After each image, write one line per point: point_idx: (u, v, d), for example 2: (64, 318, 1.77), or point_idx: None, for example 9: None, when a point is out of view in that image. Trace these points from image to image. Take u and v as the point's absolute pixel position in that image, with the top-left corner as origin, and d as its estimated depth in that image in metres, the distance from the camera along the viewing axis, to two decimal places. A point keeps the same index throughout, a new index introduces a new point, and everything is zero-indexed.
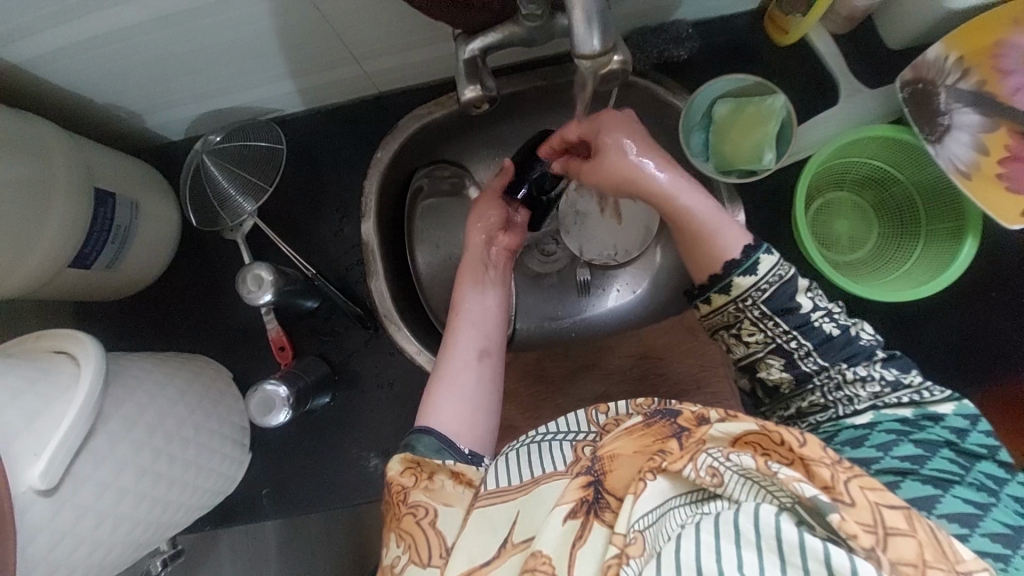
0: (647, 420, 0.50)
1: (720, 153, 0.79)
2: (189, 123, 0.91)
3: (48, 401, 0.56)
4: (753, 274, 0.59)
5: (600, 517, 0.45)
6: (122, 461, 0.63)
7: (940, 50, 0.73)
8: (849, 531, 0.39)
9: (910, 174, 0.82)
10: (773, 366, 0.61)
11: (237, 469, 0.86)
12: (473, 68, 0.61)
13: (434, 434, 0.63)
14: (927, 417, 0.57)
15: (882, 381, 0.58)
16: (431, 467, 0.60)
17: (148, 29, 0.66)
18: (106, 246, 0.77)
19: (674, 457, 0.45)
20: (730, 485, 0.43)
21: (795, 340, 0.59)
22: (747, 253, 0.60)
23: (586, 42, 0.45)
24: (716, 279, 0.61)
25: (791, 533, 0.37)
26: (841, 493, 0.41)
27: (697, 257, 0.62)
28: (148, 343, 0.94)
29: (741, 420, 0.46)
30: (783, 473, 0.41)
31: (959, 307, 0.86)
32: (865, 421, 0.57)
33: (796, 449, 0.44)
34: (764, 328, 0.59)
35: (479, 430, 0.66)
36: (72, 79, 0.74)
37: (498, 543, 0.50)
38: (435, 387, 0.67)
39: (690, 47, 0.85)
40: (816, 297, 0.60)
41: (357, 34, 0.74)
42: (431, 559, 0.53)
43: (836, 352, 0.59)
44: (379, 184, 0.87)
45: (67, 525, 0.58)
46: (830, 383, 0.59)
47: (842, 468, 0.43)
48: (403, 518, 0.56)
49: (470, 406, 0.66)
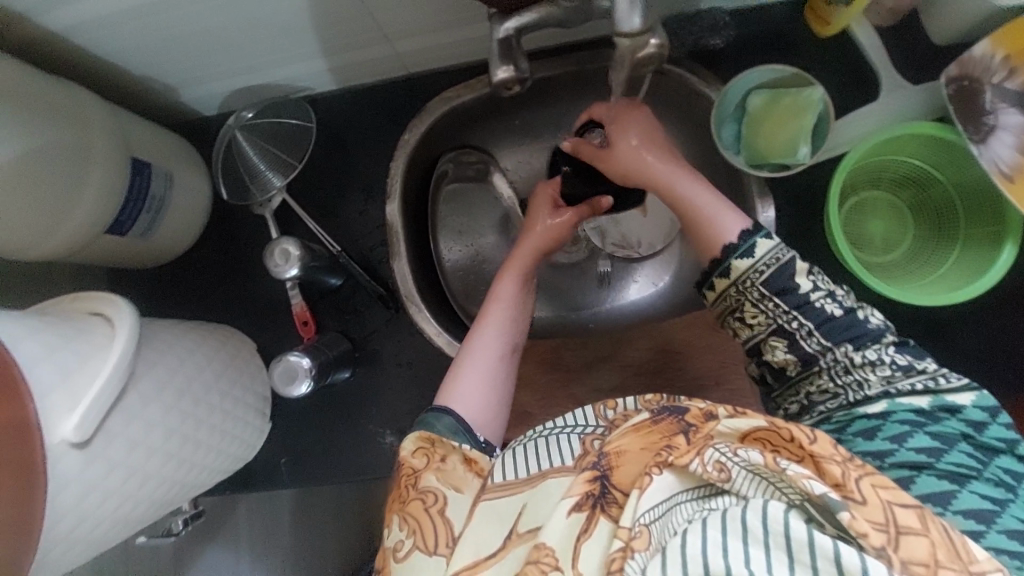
0: (654, 417, 0.50)
1: (752, 146, 0.77)
2: (223, 98, 0.93)
3: (83, 359, 0.59)
4: (751, 256, 0.60)
5: (607, 512, 0.45)
6: (151, 420, 0.66)
7: (986, 49, 0.71)
8: (859, 530, 0.39)
9: (951, 173, 0.79)
10: (778, 348, 0.60)
11: (257, 436, 0.88)
12: (507, 49, 0.61)
13: (452, 415, 0.64)
14: (945, 408, 0.56)
15: (894, 364, 0.57)
16: (444, 449, 0.61)
17: (189, 1, 0.67)
18: (141, 215, 0.79)
19: (680, 451, 0.44)
20: (739, 481, 0.42)
21: (796, 321, 0.59)
22: (745, 236, 0.61)
23: (627, 19, 0.44)
24: (716, 262, 0.62)
25: (801, 531, 0.37)
26: (852, 491, 0.41)
27: (698, 241, 0.64)
28: (176, 312, 0.97)
29: (749, 417, 0.47)
30: (792, 470, 0.40)
31: (993, 313, 0.83)
32: (878, 410, 0.56)
33: (806, 445, 0.44)
34: (765, 309, 0.60)
35: (496, 422, 0.67)
36: (114, 50, 0.76)
37: (503, 537, 0.49)
38: (457, 372, 0.68)
39: (726, 36, 0.83)
40: (817, 278, 0.59)
41: (391, 13, 0.74)
42: (438, 547, 0.52)
43: (840, 333, 0.58)
44: (406, 165, 0.88)
45: (96, 479, 0.60)
46: (838, 366, 0.58)
47: (853, 465, 0.43)
48: (411, 502, 0.56)
49: (489, 394, 0.67)
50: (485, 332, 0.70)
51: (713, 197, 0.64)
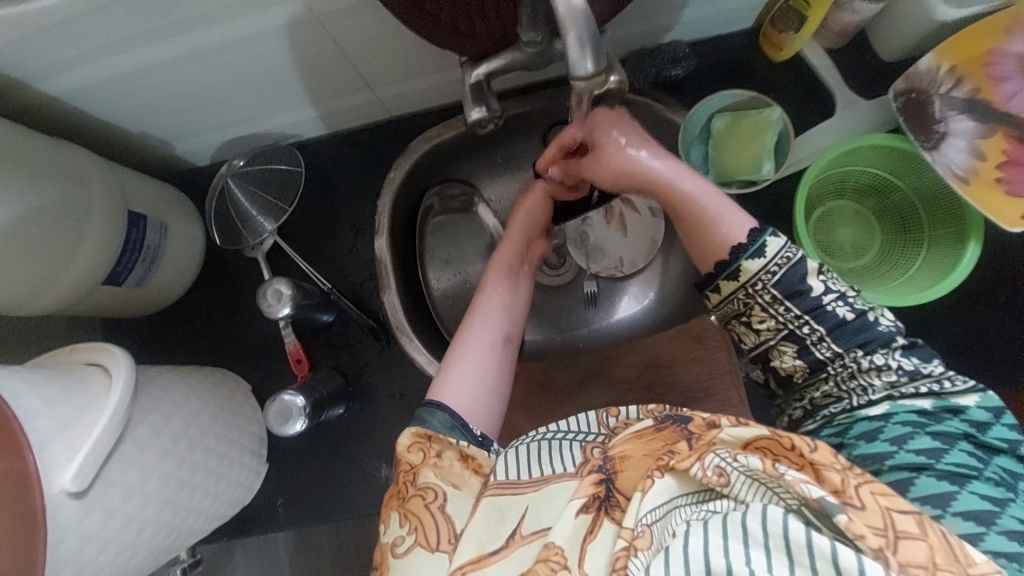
0: (656, 425, 0.51)
1: (720, 165, 0.81)
2: (215, 148, 0.97)
3: (82, 410, 0.60)
4: (761, 257, 0.59)
5: (611, 514, 0.45)
6: (148, 466, 0.66)
7: (932, 61, 0.76)
8: (856, 532, 0.40)
9: (909, 180, 0.83)
10: (786, 353, 0.61)
11: (254, 479, 0.89)
12: (479, 92, 0.65)
13: (448, 411, 0.64)
14: (948, 409, 0.57)
15: (900, 370, 0.58)
16: (441, 444, 0.61)
17: (180, 64, 0.72)
18: (137, 264, 0.82)
19: (682, 455, 0.45)
20: (737, 485, 0.44)
21: (808, 326, 0.59)
22: (754, 236, 0.60)
23: (580, 64, 0.48)
24: (724, 266, 0.62)
25: (800, 532, 0.38)
26: (851, 497, 0.42)
27: (704, 238, 0.63)
28: (172, 357, 0.98)
29: (751, 426, 0.48)
30: (790, 476, 0.42)
31: (967, 310, 0.86)
32: (878, 412, 0.58)
33: (806, 454, 0.45)
34: (774, 314, 0.60)
35: (494, 412, 0.67)
36: (110, 110, 0.80)
37: (507, 536, 0.50)
38: (451, 367, 0.68)
39: (685, 66, 0.87)
40: (829, 279, 0.59)
41: (371, 62, 0.79)
42: (440, 544, 0.53)
43: (850, 339, 0.58)
44: (393, 202, 0.91)
45: (95, 528, 0.61)
46: (844, 373, 0.59)
47: (854, 474, 0.44)
48: (411, 499, 0.56)
49: (484, 384, 0.67)
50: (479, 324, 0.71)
51: (715, 193, 0.64)
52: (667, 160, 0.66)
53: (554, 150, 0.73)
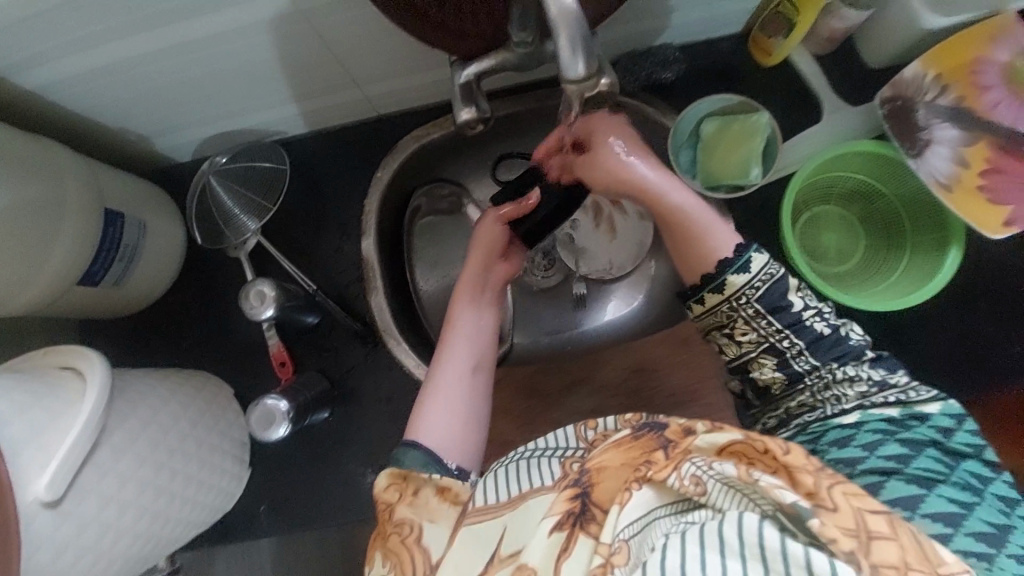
0: (634, 433, 0.51)
1: (708, 169, 0.81)
2: (197, 145, 0.95)
3: (55, 415, 0.58)
4: (746, 272, 0.60)
5: (587, 529, 0.45)
6: (125, 473, 0.64)
7: (917, 69, 0.77)
8: (829, 536, 0.39)
9: (894, 186, 0.84)
10: (766, 365, 0.62)
11: (236, 485, 0.87)
12: (468, 93, 0.64)
13: (423, 448, 0.63)
14: (914, 416, 0.58)
15: (869, 380, 0.60)
16: (416, 482, 0.61)
17: (161, 57, 0.70)
18: (113, 263, 0.79)
19: (659, 466, 0.46)
20: (714, 494, 0.43)
21: (788, 339, 0.60)
22: (740, 251, 0.61)
23: (571, 67, 0.47)
24: (710, 279, 0.62)
25: (773, 539, 0.38)
26: (823, 498, 0.42)
27: (691, 254, 0.64)
28: (150, 359, 0.96)
29: (727, 430, 0.48)
30: (764, 481, 0.41)
31: (948, 314, 0.87)
32: (851, 421, 0.58)
33: (780, 456, 0.45)
34: (757, 327, 0.61)
35: (471, 443, 0.67)
36: (86, 104, 0.77)
37: (487, 559, 0.49)
38: (427, 402, 0.67)
39: (676, 70, 0.87)
40: (806, 296, 0.61)
41: (359, 59, 0.77)
42: (416, 574, 0.54)
43: (827, 351, 0.60)
44: (380, 202, 0.90)
45: (68, 538, 0.59)
46: (820, 383, 0.61)
47: (825, 474, 0.44)
48: (389, 536, 0.57)
49: (461, 416, 0.67)
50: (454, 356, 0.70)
51: (705, 209, 0.65)
52: (660, 173, 0.66)
53: (553, 145, 0.71)
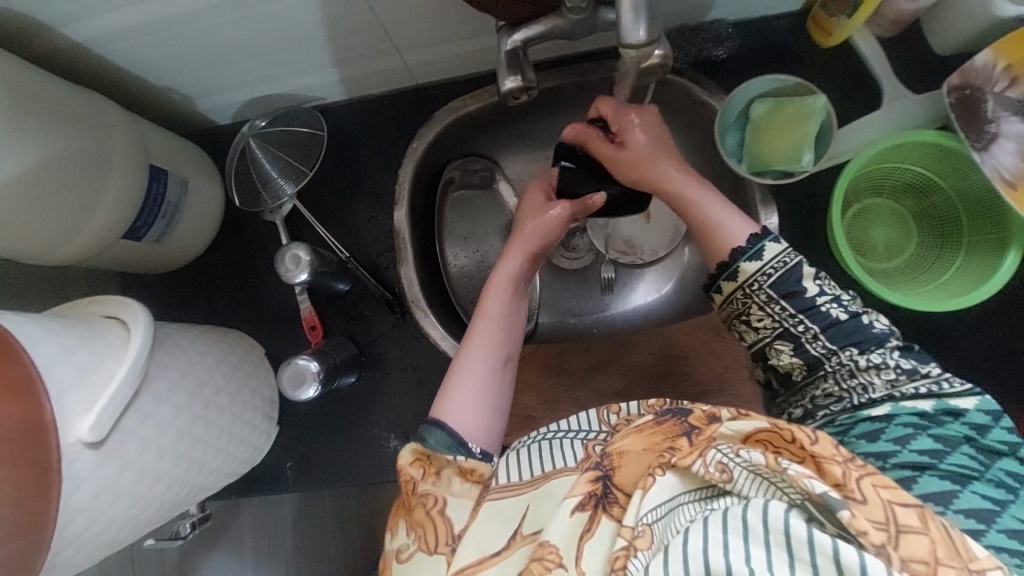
0: (657, 418, 0.50)
1: (755, 153, 0.78)
2: (237, 107, 0.95)
3: (98, 361, 0.60)
4: (759, 260, 0.61)
5: (609, 511, 0.46)
6: (164, 421, 0.67)
7: (988, 58, 0.72)
8: (858, 528, 0.39)
9: (954, 181, 0.80)
10: (783, 351, 0.61)
11: (264, 441, 0.89)
12: (514, 60, 0.62)
13: (445, 428, 0.64)
14: (948, 412, 0.56)
15: (898, 369, 0.57)
16: (439, 463, 0.60)
17: (209, 14, 0.70)
18: (156, 220, 0.81)
19: (684, 452, 0.45)
20: (740, 481, 0.43)
21: (802, 324, 0.59)
22: (753, 240, 0.62)
23: (632, 32, 0.45)
24: (725, 265, 0.63)
25: (801, 528, 0.37)
26: (853, 491, 0.41)
27: (702, 244, 0.66)
28: (187, 317, 0.98)
29: (753, 418, 0.47)
30: (793, 470, 0.41)
31: (1000, 319, 0.83)
32: (881, 414, 0.56)
33: (807, 446, 0.44)
34: (770, 313, 0.60)
35: (494, 430, 0.67)
36: (134, 60, 0.78)
37: (508, 535, 0.51)
38: (450, 387, 0.67)
39: (728, 47, 0.84)
40: (823, 283, 0.60)
41: (402, 25, 0.76)
42: (438, 546, 0.55)
43: (845, 337, 0.58)
44: (414, 173, 0.89)
45: (110, 479, 0.61)
46: (843, 370, 0.59)
47: (855, 465, 0.43)
48: (413, 508, 0.58)
49: (483, 404, 0.67)
50: (479, 345, 0.69)
51: (721, 203, 0.66)
52: (679, 170, 0.68)
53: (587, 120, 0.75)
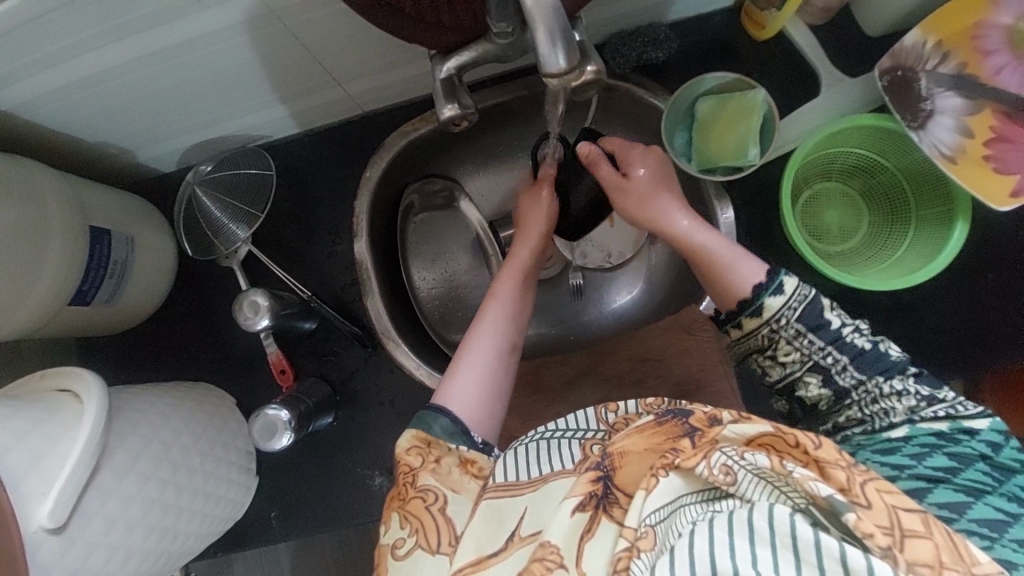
0: (658, 419, 0.49)
1: (702, 151, 0.79)
2: (182, 154, 0.93)
3: (53, 442, 0.57)
4: (781, 294, 0.60)
5: (610, 512, 0.45)
6: (130, 493, 0.65)
7: (917, 38, 0.74)
8: (864, 530, 0.39)
9: (898, 160, 0.82)
10: (811, 384, 0.61)
11: (245, 494, 0.87)
12: (451, 87, 0.62)
13: (450, 416, 0.63)
14: (964, 431, 0.56)
15: (917, 395, 0.58)
16: (439, 450, 0.60)
17: (134, 67, 0.67)
18: (103, 282, 0.78)
19: (687, 454, 0.44)
20: (744, 485, 0.42)
21: (830, 356, 0.60)
22: (771, 275, 0.62)
23: (551, 60, 0.44)
24: (745, 304, 0.62)
25: (807, 532, 0.37)
26: (858, 495, 0.41)
27: (717, 287, 0.65)
28: (151, 373, 0.96)
29: (755, 422, 0.46)
30: (798, 472, 0.41)
31: (957, 290, 0.85)
32: (900, 434, 0.57)
33: (811, 451, 0.43)
34: (799, 347, 0.60)
35: (492, 421, 0.66)
36: (62, 121, 0.75)
37: (505, 538, 0.49)
38: (455, 372, 0.67)
39: (668, 49, 0.83)
40: (842, 314, 0.61)
41: (339, 57, 0.75)
42: (440, 546, 0.52)
43: (872, 366, 0.59)
44: (370, 204, 0.87)
45: (77, 561, 0.59)
46: (866, 397, 0.59)
47: (858, 471, 0.43)
48: (411, 501, 0.56)
49: (486, 388, 0.66)
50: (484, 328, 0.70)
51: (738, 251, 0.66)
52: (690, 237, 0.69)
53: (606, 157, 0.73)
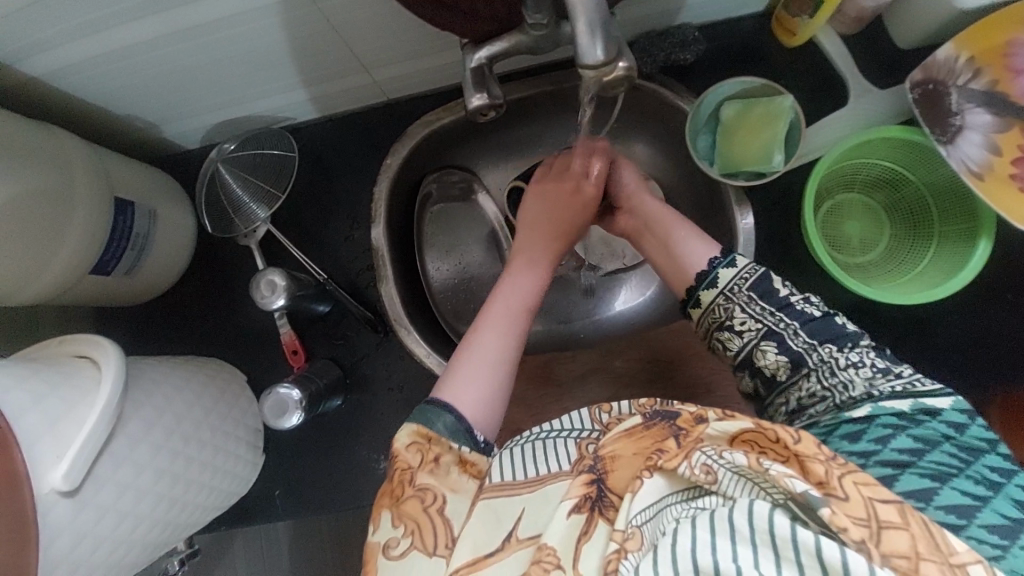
0: (645, 422, 0.48)
1: (726, 155, 0.79)
2: (206, 131, 0.94)
3: (70, 406, 0.58)
4: (734, 266, 0.65)
5: (604, 514, 0.45)
6: (141, 462, 0.65)
7: (951, 51, 0.73)
8: (839, 525, 0.38)
9: (922, 173, 0.81)
10: (768, 351, 0.61)
11: (251, 471, 0.88)
12: (480, 77, 0.62)
13: (452, 412, 0.61)
14: (925, 410, 0.55)
15: (873, 367, 0.58)
16: (439, 447, 0.59)
17: (168, 41, 0.68)
18: (124, 253, 0.79)
19: (670, 455, 0.44)
20: (725, 482, 0.42)
21: (783, 322, 0.61)
22: (725, 253, 0.66)
23: (590, 52, 0.44)
24: (703, 276, 0.66)
25: (785, 527, 0.37)
26: (835, 488, 0.41)
27: (676, 263, 0.69)
28: (163, 347, 0.97)
29: (738, 419, 0.46)
30: (775, 470, 0.40)
31: (974, 307, 0.85)
32: (862, 415, 0.55)
33: (790, 446, 0.43)
34: (753, 313, 0.62)
35: (495, 417, 0.64)
36: (92, 91, 0.76)
37: (502, 537, 0.49)
38: (458, 373, 0.65)
39: (696, 50, 0.83)
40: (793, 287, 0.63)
41: (369, 43, 0.75)
42: (437, 548, 0.53)
43: (824, 333, 0.59)
44: (390, 190, 0.88)
45: (87, 526, 0.60)
46: (825, 367, 0.58)
47: (836, 464, 0.42)
48: (406, 500, 0.56)
49: (491, 385, 0.65)
50: (487, 324, 0.69)
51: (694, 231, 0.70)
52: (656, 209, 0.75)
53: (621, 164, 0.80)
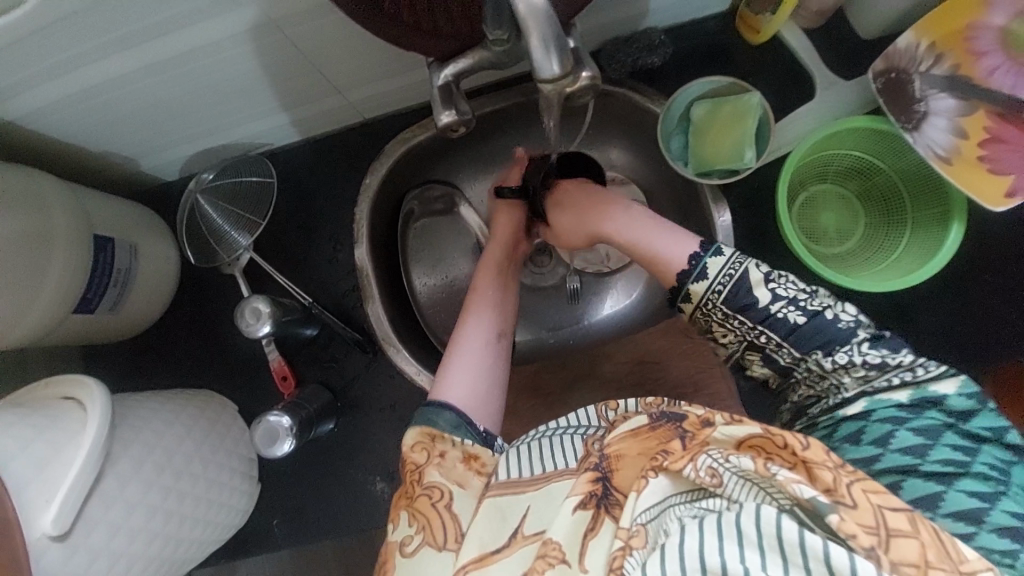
0: (652, 421, 0.49)
1: (699, 155, 0.80)
2: (184, 163, 0.94)
3: (57, 449, 0.58)
4: (705, 279, 0.60)
5: (611, 513, 0.45)
6: (132, 500, 0.65)
7: (911, 40, 0.75)
8: (847, 531, 0.39)
9: (891, 161, 0.82)
10: (754, 362, 0.61)
11: (247, 500, 0.88)
12: (447, 95, 0.63)
13: (452, 410, 0.63)
14: (928, 400, 0.53)
15: (867, 365, 0.55)
16: (443, 445, 0.60)
17: (137, 78, 0.68)
18: (107, 290, 0.79)
19: (675, 456, 0.44)
20: (730, 486, 0.42)
21: (764, 335, 0.58)
22: (695, 260, 0.61)
23: (546, 67, 0.45)
24: (676, 289, 0.63)
25: (791, 532, 0.37)
26: (843, 496, 0.41)
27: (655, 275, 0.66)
28: (153, 381, 0.96)
29: (745, 424, 0.46)
30: (782, 475, 0.41)
31: (955, 289, 0.86)
32: (858, 412, 0.55)
33: (799, 452, 0.43)
34: (732, 328, 0.59)
35: (493, 408, 0.67)
36: (66, 131, 0.77)
37: (509, 534, 0.49)
38: (447, 366, 0.68)
39: (662, 54, 0.85)
40: (778, 285, 0.58)
41: (339, 66, 0.76)
42: (446, 542, 0.53)
43: (808, 342, 0.56)
44: (370, 211, 0.88)
45: (81, 568, 0.60)
46: (812, 374, 0.58)
47: (845, 472, 0.43)
48: (417, 498, 0.56)
49: (481, 381, 0.67)
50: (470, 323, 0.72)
51: (668, 236, 0.66)
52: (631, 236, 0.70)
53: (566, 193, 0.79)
